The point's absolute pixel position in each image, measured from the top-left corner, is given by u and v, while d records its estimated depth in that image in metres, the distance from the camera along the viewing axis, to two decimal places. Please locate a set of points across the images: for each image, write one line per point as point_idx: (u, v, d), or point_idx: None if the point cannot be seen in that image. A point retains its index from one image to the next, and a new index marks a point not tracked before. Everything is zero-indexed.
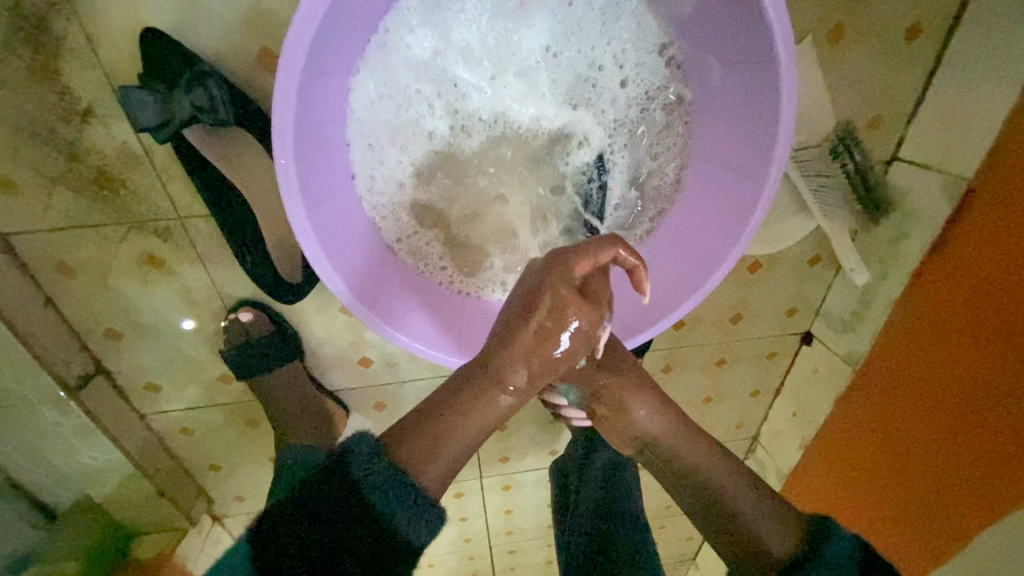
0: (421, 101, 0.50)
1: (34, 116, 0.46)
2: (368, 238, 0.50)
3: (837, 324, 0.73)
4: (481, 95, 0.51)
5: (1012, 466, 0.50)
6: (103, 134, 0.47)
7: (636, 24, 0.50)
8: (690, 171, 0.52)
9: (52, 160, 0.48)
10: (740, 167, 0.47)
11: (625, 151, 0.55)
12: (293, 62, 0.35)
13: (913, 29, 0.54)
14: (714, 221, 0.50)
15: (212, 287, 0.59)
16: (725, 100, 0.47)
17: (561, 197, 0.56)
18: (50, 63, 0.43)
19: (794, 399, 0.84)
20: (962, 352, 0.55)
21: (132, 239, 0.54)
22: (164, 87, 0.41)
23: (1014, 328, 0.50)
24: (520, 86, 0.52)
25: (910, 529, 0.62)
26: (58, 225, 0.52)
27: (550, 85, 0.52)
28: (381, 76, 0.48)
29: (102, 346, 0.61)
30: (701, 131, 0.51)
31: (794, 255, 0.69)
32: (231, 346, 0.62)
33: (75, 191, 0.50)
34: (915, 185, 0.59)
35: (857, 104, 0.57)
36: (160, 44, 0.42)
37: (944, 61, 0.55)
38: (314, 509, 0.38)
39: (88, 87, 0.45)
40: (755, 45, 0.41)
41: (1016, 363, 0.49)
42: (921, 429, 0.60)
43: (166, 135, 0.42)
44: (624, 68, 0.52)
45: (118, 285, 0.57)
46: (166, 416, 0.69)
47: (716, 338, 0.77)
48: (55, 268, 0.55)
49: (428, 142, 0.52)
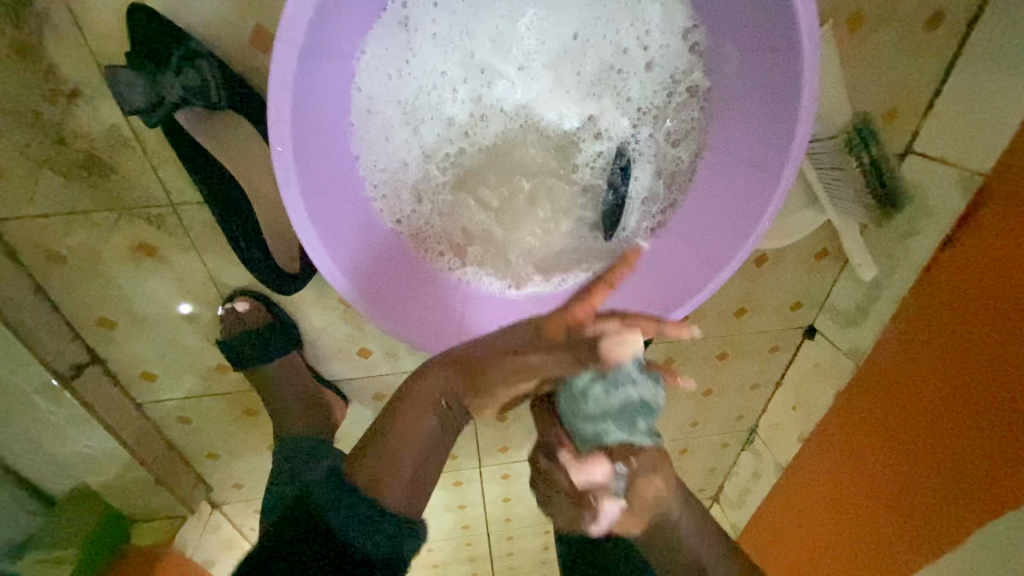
0: (438, 87, 0.49)
1: (17, 97, 0.43)
2: (370, 228, 0.49)
3: (842, 319, 0.73)
4: (507, 83, 0.51)
5: (1010, 467, 0.50)
6: (90, 116, 0.45)
7: (661, 8, 0.48)
8: (703, 163, 0.51)
9: (37, 143, 0.46)
10: (753, 159, 0.46)
11: (653, 141, 0.53)
12: (290, 44, 0.33)
13: (935, 16, 0.52)
14: (726, 215, 0.48)
15: (208, 276, 0.57)
16: (743, 90, 0.45)
17: (569, 187, 0.55)
18: (32, 40, 0.41)
19: (794, 392, 0.84)
20: (965, 351, 0.55)
21: (123, 227, 0.52)
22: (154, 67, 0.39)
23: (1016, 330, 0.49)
24: (547, 79, 0.52)
25: (906, 526, 0.62)
26: (46, 212, 0.50)
27: (577, 78, 0.51)
28: (402, 58, 0.47)
29: (95, 335, 0.60)
30: (717, 122, 0.49)
31: (800, 249, 0.68)
32: (227, 336, 0.60)
33: (62, 176, 0.48)
34: (929, 180, 0.57)
35: (873, 94, 0.55)
36: (146, 19, 0.40)
37: (966, 51, 0.53)
38: (294, 541, 0.41)
39: (73, 66, 0.43)
40: (778, 34, 0.39)
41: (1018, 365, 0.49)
42: (920, 426, 0.60)
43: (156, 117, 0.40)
44: (646, 53, 0.50)
45: (110, 273, 0.55)
46: (162, 405, 0.68)
47: (719, 331, 0.77)
48: (44, 255, 0.53)
49: (442, 127, 0.51)
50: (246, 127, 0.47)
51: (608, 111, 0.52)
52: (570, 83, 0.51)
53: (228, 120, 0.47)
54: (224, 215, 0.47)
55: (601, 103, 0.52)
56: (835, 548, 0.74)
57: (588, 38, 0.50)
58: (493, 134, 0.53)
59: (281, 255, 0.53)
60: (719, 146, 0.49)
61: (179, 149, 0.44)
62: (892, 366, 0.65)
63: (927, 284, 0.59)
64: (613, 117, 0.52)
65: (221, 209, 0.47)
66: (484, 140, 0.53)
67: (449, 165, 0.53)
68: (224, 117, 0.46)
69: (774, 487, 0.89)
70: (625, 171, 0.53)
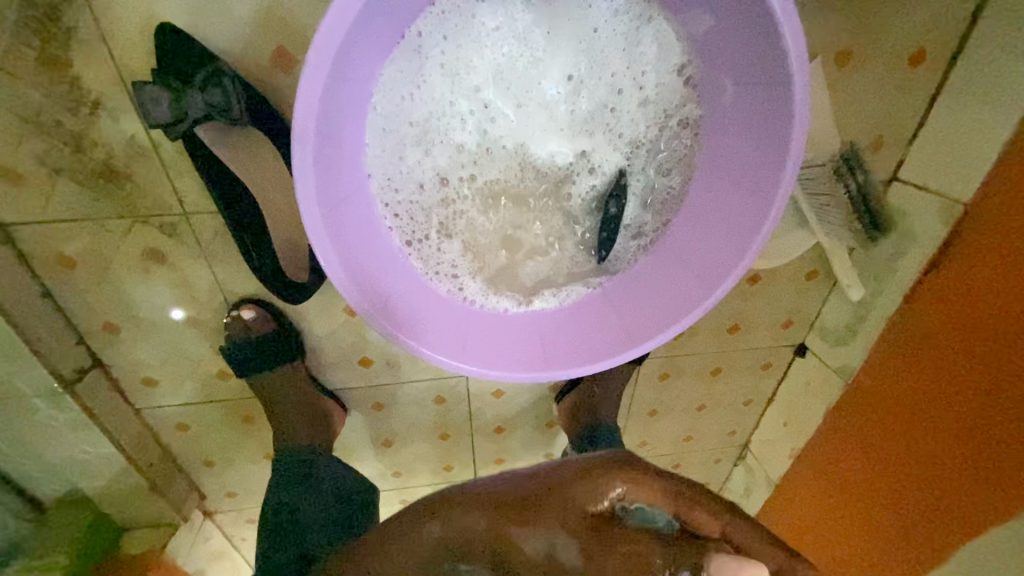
0: (448, 115, 0.50)
1: (41, 107, 0.45)
2: (376, 244, 0.50)
3: (831, 337, 0.75)
4: (506, 121, 0.52)
5: (1000, 480, 0.51)
6: (111, 127, 0.46)
7: (657, 47, 0.50)
8: (699, 188, 0.53)
9: (57, 151, 0.47)
10: (747, 183, 0.48)
11: (643, 172, 0.55)
12: (318, 67, 0.35)
13: (917, 54, 0.55)
14: (721, 238, 0.50)
15: (215, 283, 0.58)
16: (737, 120, 0.48)
17: (569, 216, 0.56)
18: (60, 53, 0.43)
19: (786, 409, 0.86)
20: (952, 368, 0.56)
21: (135, 234, 0.53)
22: (181, 84, 0.41)
23: (1006, 346, 0.51)
24: (542, 118, 0.52)
25: (899, 541, 0.63)
26: (59, 217, 0.51)
27: (568, 116, 0.52)
28: (414, 82, 0.49)
29: (99, 340, 0.60)
30: (712, 149, 0.52)
31: (792, 269, 0.71)
32: (232, 342, 0.61)
33: (78, 183, 0.49)
34: (913, 206, 0.60)
35: (861, 124, 0.58)
36: (177, 39, 0.42)
37: (946, 86, 0.56)
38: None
39: (98, 79, 0.44)
40: (773, 70, 0.41)
41: (1008, 380, 0.50)
42: (907, 440, 0.62)
43: (179, 132, 0.42)
44: (641, 91, 0.52)
45: (119, 279, 0.56)
46: (161, 411, 0.68)
47: (713, 347, 0.78)
48: (54, 260, 0.54)
49: (453, 152, 0.52)
50: (261, 141, 0.49)
51: (601, 146, 0.53)
52: (562, 119, 0.52)
53: (245, 135, 0.48)
54: (237, 224, 0.49)
55: (593, 130, 0.53)
56: (828, 561, 0.74)
57: (583, 80, 0.51)
58: (497, 166, 0.53)
59: (289, 265, 0.54)
60: (711, 170, 0.52)
61: (198, 162, 0.46)
62: (880, 381, 0.67)
63: (915, 300, 0.62)
64: (606, 143, 0.53)
65: (235, 217, 0.49)
66: (490, 174, 0.53)
67: (468, 187, 0.53)
68: (240, 132, 0.48)
69: (766, 503, 0.90)
70: (619, 198, 0.54)
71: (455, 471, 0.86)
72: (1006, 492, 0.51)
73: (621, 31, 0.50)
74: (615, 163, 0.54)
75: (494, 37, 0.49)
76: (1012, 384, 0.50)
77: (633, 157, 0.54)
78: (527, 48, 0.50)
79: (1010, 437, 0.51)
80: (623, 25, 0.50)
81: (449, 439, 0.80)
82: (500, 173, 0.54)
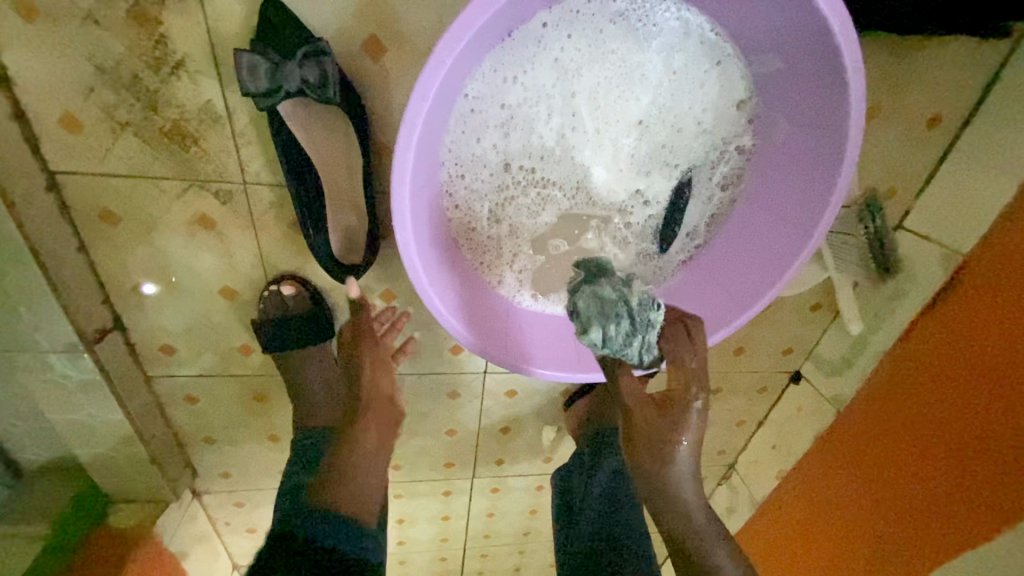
0: (542, 106, 0.52)
1: (121, 60, 0.45)
2: (438, 231, 0.52)
3: (827, 367, 0.81)
4: (586, 138, 0.54)
5: (984, 496, 0.55)
6: (188, 89, 0.47)
7: (722, 86, 0.53)
8: (741, 212, 0.57)
9: (126, 106, 0.47)
10: (790, 215, 0.53)
11: (706, 188, 0.58)
12: (440, 63, 0.37)
13: (934, 117, 0.61)
14: (758, 258, 0.56)
15: (257, 256, 0.58)
16: (786, 155, 0.52)
17: (625, 233, 0.59)
18: (152, 10, 0.43)
19: (776, 432, 0.91)
20: (961, 387, 0.59)
21: (189, 198, 0.53)
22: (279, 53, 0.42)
23: (988, 377, 0.56)
24: (613, 148, 0.55)
25: (895, 546, 0.66)
26: (114, 172, 0.50)
27: (629, 159, 0.56)
28: (521, 66, 0.49)
29: (125, 301, 0.59)
30: (758, 178, 0.55)
31: (798, 300, 0.76)
32: (266, 318, 0.61)
33: (141, 141, 0.49)
34: (915, 253, 0.67)
35: (876, 175, 0.65)
36: (283, 15, 0.43)
37: (953, 150, 0.63)
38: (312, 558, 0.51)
39: (185, 40, 0.45)
40: (834, 116, 0.46)
41: (997, 404, 0.55)
42: (895, 462, 0.67)
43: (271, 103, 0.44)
44: (706, 122, 0.55)
45: (161, 241, 0.55)
46: (174, 380, 0.67)
47: (717, 367, 0.83)
48: (98, 214, 0.53)
49: (529, 142, 0.53)
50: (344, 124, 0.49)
51: (663, 173, 0.57)
52: (631, 164, 0.56)
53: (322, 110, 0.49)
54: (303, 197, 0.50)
55: (654, 144, 0.55)
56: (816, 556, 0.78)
57: (660, 101, 0.54)
58: (560, 171, 0.56)
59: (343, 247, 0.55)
60: (757, 193, 0.56)
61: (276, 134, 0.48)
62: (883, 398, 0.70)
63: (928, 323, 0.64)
64: (667, 155, 0.56)
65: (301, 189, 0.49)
66: (550, 173, 0.55)
67: (527, 179, 0.55)
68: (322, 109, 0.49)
69: (748, 521, 0.96)
70: (680, 207, 0.58)
71: (457, 467, 0.90)
72: (987, 507, 0.55)
73: (694, 71, 0.53)
74: (671, 188, 0.57)
75: (606, 57, 0.51)
76: (1006, 406, 0.54)
77: (689, 173, 0.57)
78: (610, 57, 0.51)
79: (999, 458, 0.54)
80: (697, 66, 0.52)
81: (456, 434, 0.84)
82: (560, 177, 0.56)
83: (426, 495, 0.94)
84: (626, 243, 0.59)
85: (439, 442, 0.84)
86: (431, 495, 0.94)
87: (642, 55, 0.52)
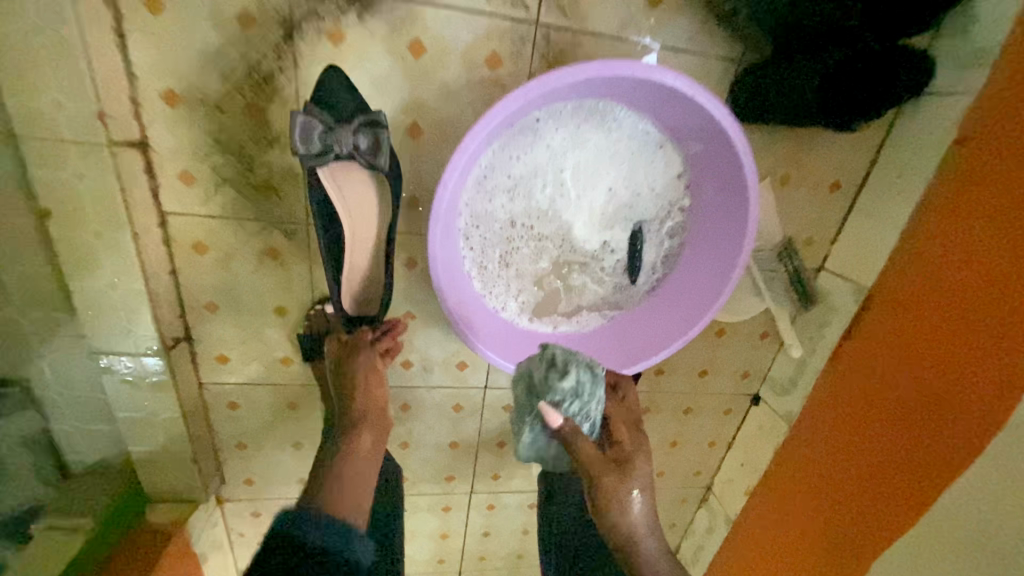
0: (537, 179, 0.69)
1: (234, 135, 0.62)
2: (456, 267, 0.68)
3: (779, 388, 0.95)
4: (570, 200, 0.71)
5: (913, 484, 0.67)
6: (278, 156, 0.64)
7: (666, 162, 0.71)
8: (687, 254, 0.74)
9: (231, 167, 0.64)
10: (721, 254, 0.69)
11: (659, 236, 0.74)
12: (466, 147, 0.55)
13: (835, 183, 0.80)
14: (700, 288, 0.72)
15: (309, 281, 0.73)
16: (714, 211, 0.70)
17: (600, 271, 0.75)
18: (262, 104, 0.61)
19: (743, 451, 1.03)
20: (895, 387, 0.72)
21: (263, 234, 0.68)
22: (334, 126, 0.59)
23: (907, 383, 0.70)
24: (591, 206, 0.71)
25: (863, 537, 0.74)
26: (210, 214, 0.66)
27: (601, 214, 0.72)
28: (521, 149, 0.67)
29: (196, 316, 0.73)
30: (697, 228, 0.72)
31: (748, 329, 0.91)
32: (308, 332, 0.75)
33: (236, 191, 0.65)
34: (834, 288, 0.83)
35: (797, 227, 0.82)
36: (335, 93, 0.60)
37: (855, 209, 0.81)
38: None
39: (282, 124, 0.63)
40: (739, 183, 0.64)
41: (916, 406, 0.69)
42: (846, 465, 0.79)
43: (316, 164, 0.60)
44: (657, 188, 0.72)
45: (235, 267, 0.70)
46: (222, 387, 0.79)
47: (684, 387, 0.97)
48: (191, 245, 0.68)
49: (529, 202, 0.70)
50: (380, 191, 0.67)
51: (627, 224, 0.73)
52: (604, 218, 0.72)
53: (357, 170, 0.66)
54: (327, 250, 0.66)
55: (620, 203, 0.72)
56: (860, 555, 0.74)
57: (625, 173, 0.71)
58: (550, 225, 0.71)
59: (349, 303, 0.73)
60: (699, 241, 0.72)
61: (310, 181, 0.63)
62: (837, 407, 0.82)
63: (860, 330, 0.79)
64: (631, 211, 0.72)
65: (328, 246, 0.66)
66: (543, 227, 0.71)
67: (526, 231, 0.71)
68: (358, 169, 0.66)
69: (726, 538, 1.05)
70: (640, 250, 0.74)
71: (457, 481, 0.99)
72: (914, 493, 0.67)
73: (646, 152, 0.70)
74: (629, 236, 0.73)
75: (585, 141, 0.68)
76: (922, 407, 0.68)
77: (648, 225, 0.73)
78: (587, 141, 0.68)
79: (922, 449, 0.67)
80: (647, 148, 0.70)
81: (458, 447, 0.94)
82: (550, 229, 0.72)
83: (427, 510, 1.02)
84: (601, 277, 0.76)
85: (442, 455, 0.95)
86: (432, 509, 1.02)
87: (610, 140, 0.69)
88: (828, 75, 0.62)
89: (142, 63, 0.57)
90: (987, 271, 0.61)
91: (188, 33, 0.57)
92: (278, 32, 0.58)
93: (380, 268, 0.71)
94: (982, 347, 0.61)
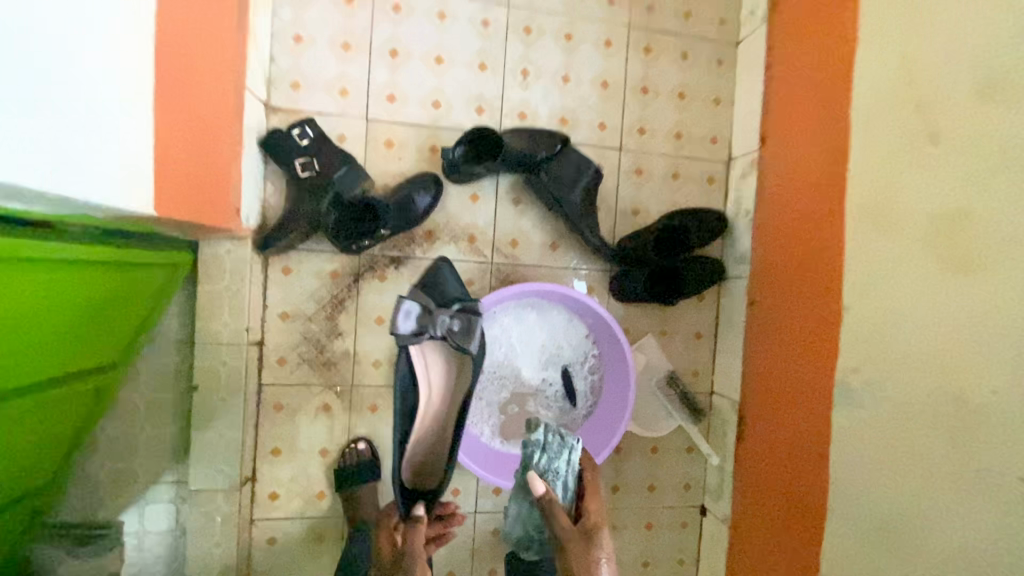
0: (497, 344, 1.08)
1: (316, 335, 1.04)
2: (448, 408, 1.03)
3: (714, 495, 1.17)
4: (520, 356, 1.09)
5: (804, 548, 0.90)
6: (340, 345, 1.05)
7: (578, 326, 1.11)
8: (603, 384, 1.10)
9: (310, 353, 1.04)
10: (620, 386, 1.06)
11: (583, 373, 1.11)
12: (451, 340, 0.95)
13: (698, 333, 1.19)
14: (613, 409, 1.07)
15: (348, 428, 1.05)
16: (612, 356, 1.08)
17: (547, 400, 1.10)
18: (335, 315, 1.05)
19: (706, 563, 1.18)
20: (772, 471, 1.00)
21: (323, 395, 1.04)
22: (428, 310, 0.94)
23: (776, 467, 0.99)
24: (534, 358, 1.09)
25: None
26: (290, 384, 1.03)
27: (541, 363, 1.09)
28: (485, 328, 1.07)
29: (264, 460, 1.02)
30: (606, 367, 1.10)
31: (677, 445, 1.19)
32: (343, 466, 1.03)
33: (310, 368, 1.04)
34: (723, 406, 1.16)
35: (685, 364, 1.19)
36: (442, 287, 0.97)
37: (719, 350, 1.19)
38: None
39: (345, 326, 1.05)
40: (619, 342, 1.04)
41: (786, 484, 0.95)
42: (767, 547, 0.99)
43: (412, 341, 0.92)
44: (575, 342, 1.11)
45: (299, 421, 1.03)
46: (268, 522, 1.02)
47: (639, 502, 1.18)
48: (273, 407, 1.02)
49: (493, 360, 1.08)
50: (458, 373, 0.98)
51: (560, 367, 1.10)
52: (543, 365, 1.10)
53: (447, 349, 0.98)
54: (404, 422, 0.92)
55: (552, 354, 1.10)
56: None
57: (553, 335, 1.10)
58: (509, 373, 1.08)
59: (412, 458, 0.96)
60: (608, 376, 1.09)
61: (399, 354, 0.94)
62: (751, 494, 1.06)
63: (743, 432, 1.09)
64: (561, 358, 1.10)
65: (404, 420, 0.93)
66: (504, 375, 1.08)
67: (492, 378, 1.08)
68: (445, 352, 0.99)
69: None
70: (571, 384, 1.10)
71: None
72: (806, 555, 0.89)
73: (565, 321, 1.10)
74: (562, 375, 1.10)
75: (525, 319, 1.08)
76: (789, 483, 0.95)
77: (573, 367, 1.11)
78: (525, 319, 1.09)
79: (798, 517, 0.92)
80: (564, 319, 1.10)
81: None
82: (509, 376, 1.08)
83: None
84: (548, 405, 1.10)
85: None
86: None
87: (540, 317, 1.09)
88: (650, 276, 1.10)
89: (269, 302, 1.01)
90: (778, 330, 1.00)
91: (299, 284, 1.03)
92: (349, 277, 1.05)
93: (446, 423, 0.97)
94: (800, 431, 0.93)
